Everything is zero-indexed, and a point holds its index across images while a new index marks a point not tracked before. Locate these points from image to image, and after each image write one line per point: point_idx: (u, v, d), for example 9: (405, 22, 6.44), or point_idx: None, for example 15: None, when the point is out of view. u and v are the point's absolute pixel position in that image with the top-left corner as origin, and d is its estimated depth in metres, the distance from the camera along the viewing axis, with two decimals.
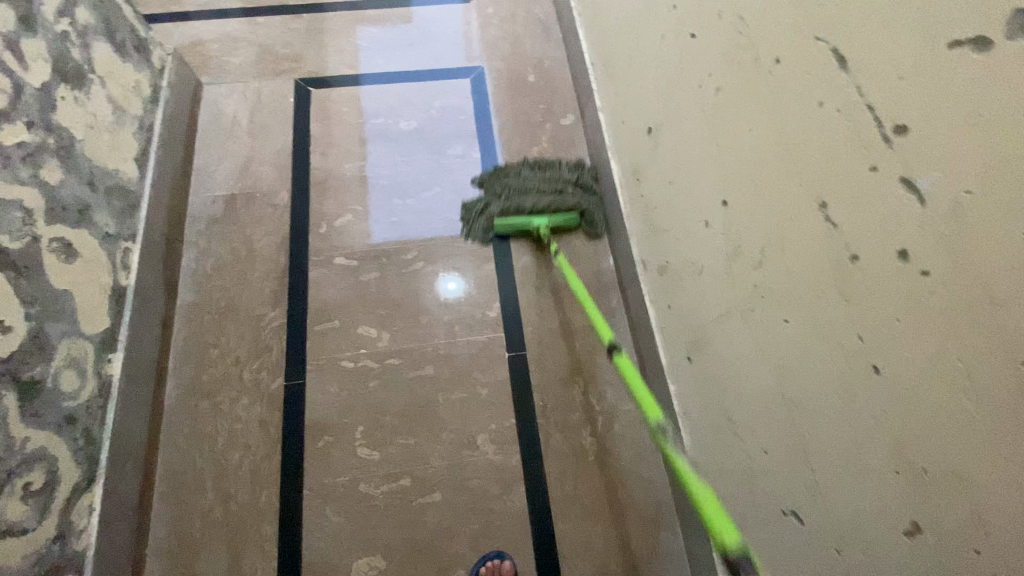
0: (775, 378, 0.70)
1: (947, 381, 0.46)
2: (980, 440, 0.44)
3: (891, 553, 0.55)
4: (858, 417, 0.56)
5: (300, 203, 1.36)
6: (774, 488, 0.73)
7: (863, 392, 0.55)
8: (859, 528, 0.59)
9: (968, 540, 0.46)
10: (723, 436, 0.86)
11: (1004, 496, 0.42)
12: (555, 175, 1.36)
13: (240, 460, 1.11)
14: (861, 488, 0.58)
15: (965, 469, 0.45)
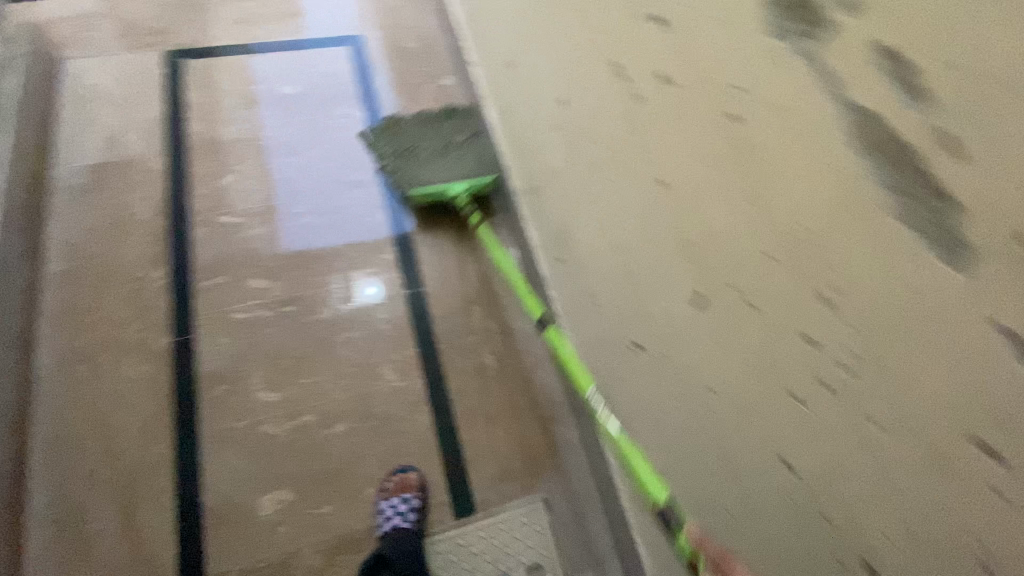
0: (612, 231, 0.82)
1: (694, 161, 0.59)
2: (720, 193, 0.56)
3: (691, 332, 0.66)
4: (656, 229, 0.69)
5: (179, 168, 1.34)
6: (624, 331, 0.84)
7: (660, 205, 0.67)
8: (673, 327, 0.70)
9: (726, 283, 0.57)
10: (593, 312, 0.98)
11: (735, 227, 0.54)
12: (455, 141, 1.40)
13: (128, 417, 1.08)
14: (668, 289, 0.69)
15: (716, 224, 0.57)
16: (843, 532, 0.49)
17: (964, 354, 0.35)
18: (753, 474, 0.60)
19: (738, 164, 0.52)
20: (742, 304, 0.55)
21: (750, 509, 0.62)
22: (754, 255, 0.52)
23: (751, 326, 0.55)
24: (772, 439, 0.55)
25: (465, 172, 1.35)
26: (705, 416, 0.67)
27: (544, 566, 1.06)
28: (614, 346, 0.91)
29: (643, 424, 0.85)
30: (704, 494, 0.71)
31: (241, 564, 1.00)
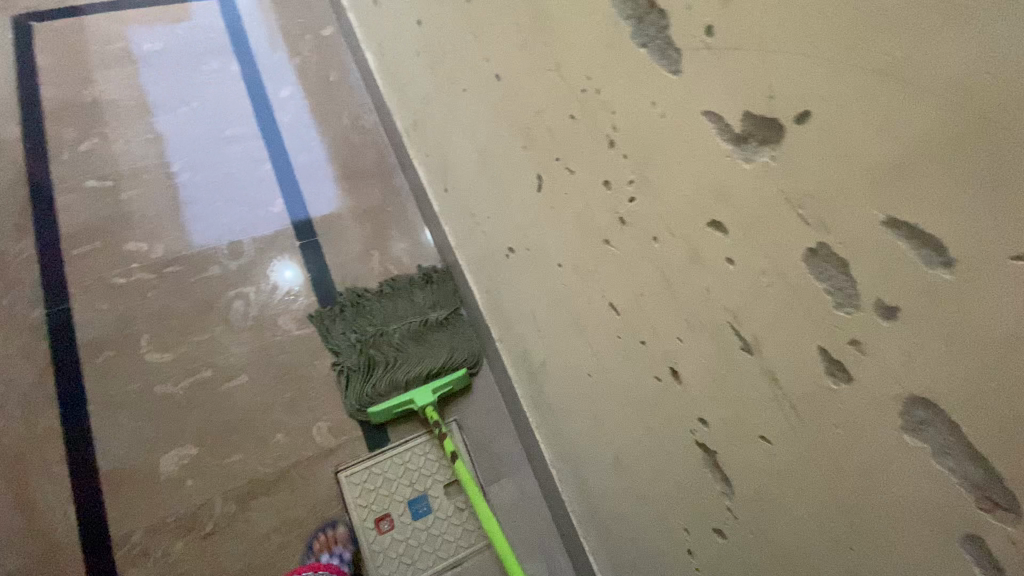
0: (474, 140, 0.86)
1: (512, 47, 0.64)
2: (532, 69, 0.61)
3: (540, 215, 0.71)
4: (501, 125, 0.74)
5: (33, 136, 1.25)
6: (500, 237, 0.89)
7: (498, 98, 0.72)
8: (529, 215, 0.75)
9: (551, 154, 0.63)
10: (475, 231, 1.03)
11: (546, 98, 0.59)
12: (428, 326, 1.22)
13: (3, 393, 1.02)
14: (518, 180, 0.74)
15: (535, 100, 0.62)
16: (655, 350, 0.55)
17: (690, 147, 0.42)
18: (597, 329, 0.66)
19: (539, 35, 0.57)
20: (563, 169, 0.61)
21: (601, 364, 0.68)
22: (562, 118, 0.58)
23: (573, 186, 0.60)
24: (603, 289, 0.61)
25: (429, 364, 1.17)
26: (561, 290, 0.72)
27: (460, 480, 1.12)
28: (496, 258, 0.96)
29: (528, 323, 0.91)
30: (573, 368, 0.78)
31: (147, 522, 0.98)
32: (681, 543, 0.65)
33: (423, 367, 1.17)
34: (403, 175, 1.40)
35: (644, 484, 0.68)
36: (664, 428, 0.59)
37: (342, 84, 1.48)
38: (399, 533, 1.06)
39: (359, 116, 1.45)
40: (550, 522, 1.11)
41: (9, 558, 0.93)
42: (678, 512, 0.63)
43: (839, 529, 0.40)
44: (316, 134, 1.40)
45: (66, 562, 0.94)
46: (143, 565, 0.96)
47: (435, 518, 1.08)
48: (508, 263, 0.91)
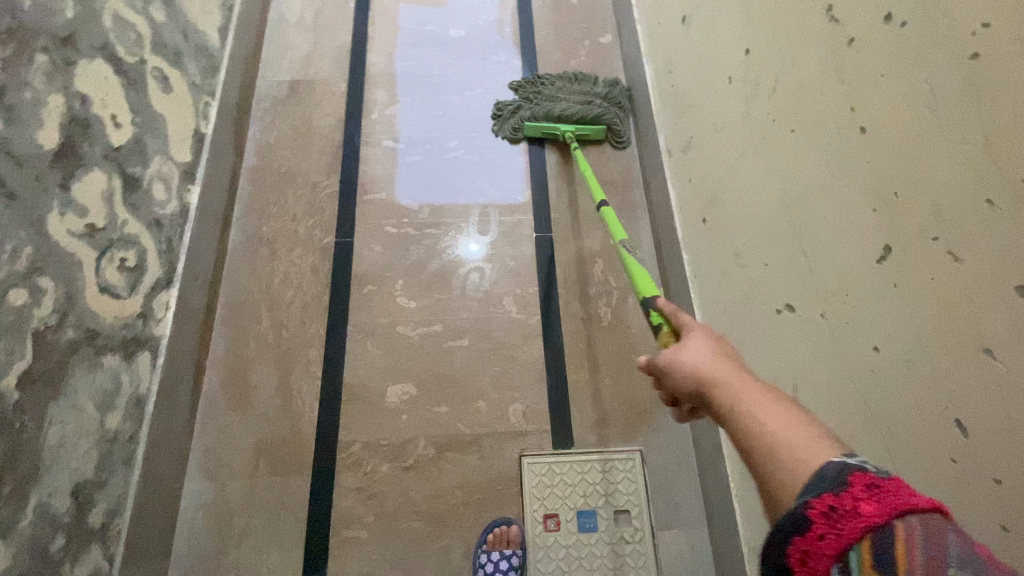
0: (781, 186, 0.81)
1: (908, 109, 0.58)
2: (935, 139, 0.54)
3: (865, 290, 0.64)
4: (838, 182, 0.68)
5: (355, 93, 1.50)
6: (772, 293, 0.84)
7: (850, 154, 0.66)
8: (841, 284, 0.68)
9: (925, 232, 0.56)
10: (731, 272, 0.98)
11: (950, 176, 0.53)
12: (595, 91, 1.46)
13: (292, 295, 1.25)
14: (843, 246, 0.68)
15: (927, 173, 0.55)
16: (1018, 494, 0.48)
17: None
18: (908, 432, 0.60)
19: (967, 109, 0.51)
20: (942, 254, 0.54)
21: (897, 473, 0.61)
22: (971, 204, 0.51)
23: (950, 280, 0.53)
24: (950, 400, 0.54)
25: (583, 115, 1.42)
26: (861, 375, 0.66)
27: (632, 512, 1.09)
28: (752, 309, 0.90)
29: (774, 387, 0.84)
30: None
31: (366, 439, 1.14)
32: None
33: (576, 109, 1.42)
34: (644, 192, 1.41)
35: None
36: None
37: None
38: (563, 538, 1.08)
39: None
40: None
41: (267, 429, 1.14)
42: None
43: None
44: None
45: (302, 449, 1.12)
46: (355, 473, 1.11)
47: (600, 538, 1.08)
48: (769, 320, 0.85)
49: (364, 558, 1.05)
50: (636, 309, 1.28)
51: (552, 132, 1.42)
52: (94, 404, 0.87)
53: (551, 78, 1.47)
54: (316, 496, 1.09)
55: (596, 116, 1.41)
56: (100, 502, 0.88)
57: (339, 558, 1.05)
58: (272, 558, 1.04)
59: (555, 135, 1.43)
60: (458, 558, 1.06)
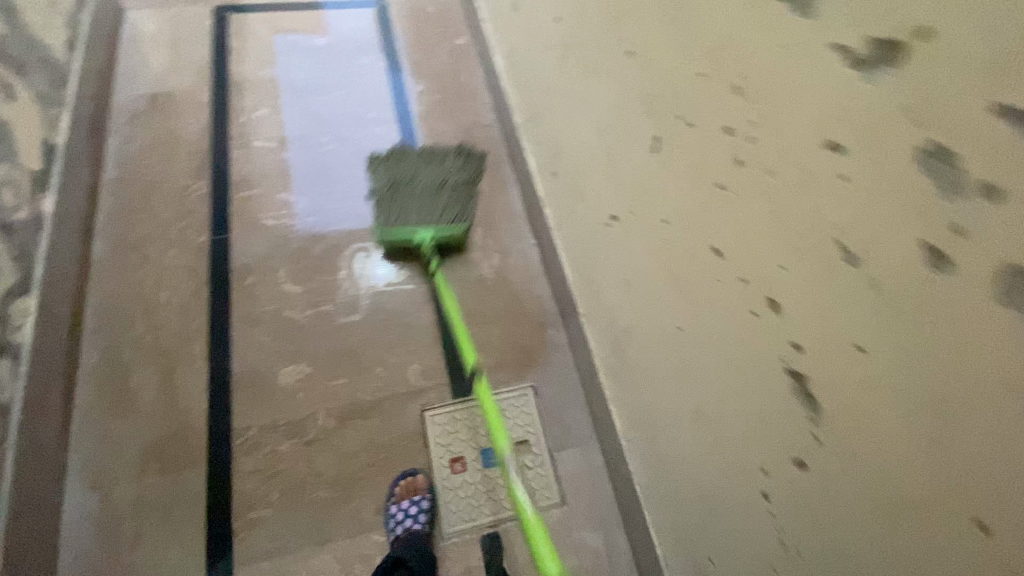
0: (594, 119, 0.97)
1: (650, 26, 0.74)
2: (666, 42, 0.71)
3: (652, 178, 0.79)
4: (623, 100, 0.84)
5: (220, 101, 1.52)
6: (603, 209, 0.98)
7: (626, 74, 0.82)
8: (638, 179, 0.83)
9: (673, 115, 0.71)
10: (577, 208, 1.13)
11: (678, 66, 0.69)
12: (449, 182, 1.33)
13: (169, 296, 1.23)
14: (635, 148, 0.83)
15: (667, 69, 0.71)
16: (753, 284, 0.61)
17: (820, 82, 0.48)
18: (693, 276, 0.72)
19: (678, 14, 0.68)
20: (684, 126, 0.69)
21: (694, 313, 0.74)
22: (691, 82, 0.67)
23: (693, 141, 0.68)
24: (708, 237, 0.68)
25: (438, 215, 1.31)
26: (662, 246, 0.79)
27: (531, 441, 1.19)
28: (594, 231, 1.05)
29: (618, 288, 0.98)
30: (661, 324, 0.84)
31: (262, 421, 1.13)
32: (755, 487, 0.68)
33: (429, 218, 1.31)
34: (511, 167, 1.55)
35: (726, 430, 0.72)
36: (756, 366, 0.63)
37: (469, 85, 1.67)
38: (470, 476, 1.14)
39: (480, 114, 1.63)
40: (612, 497, 1.14)
41: (153, 428, 1.10)
42: (756, 452, 0.66)
43: (927, 423, 0.44)
44: (442, 124, 1.60)
45: (193, 441, 1.10)
46: (254, 456, 1.10)
47: (504, 469, 1.16)
48: (605, 233, 0.99)
49: (272, 535, 1.04)
50: (515, 267, 1.40)
51: (408, 242, 1.30)
52: None
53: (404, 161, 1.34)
54: (214, 484, 1.07)
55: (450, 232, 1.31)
56: None
57: (245, 540, 1.03)
58: (171, 554, 1.01)
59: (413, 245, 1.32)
60: (369, 516, 1.08)
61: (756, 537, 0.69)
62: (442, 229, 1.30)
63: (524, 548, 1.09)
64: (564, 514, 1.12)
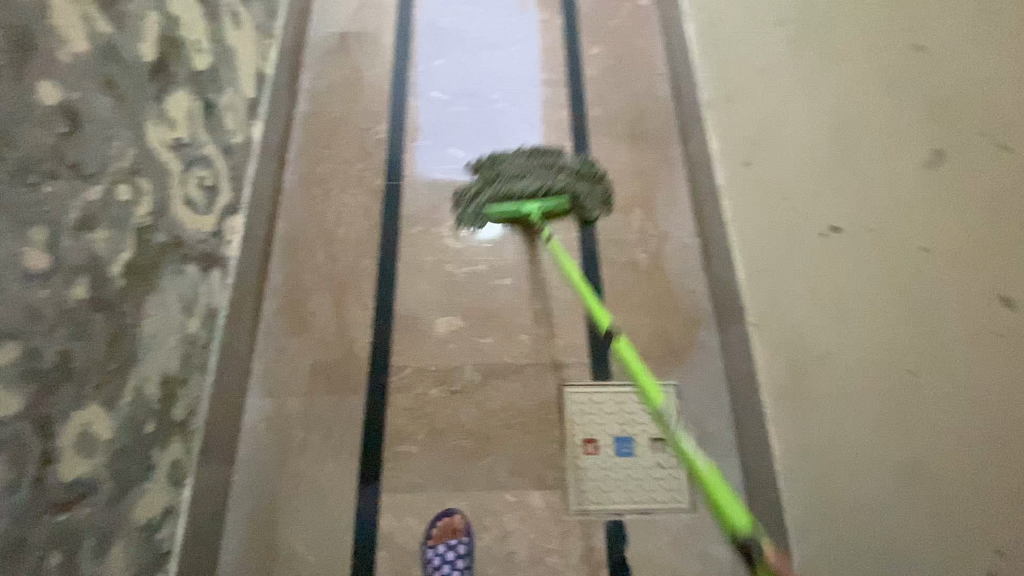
0: (830, 116, 0.88)
1: (966, 22, 0.64)
2: (992, 46, 0.61)
3: (916, 196, 0.71)
4: (889, 102, 0.76)
5: (402, 46, 1.55)
6: (817, 218, 0.90)
7: (907, 73, 0.72)
8: (894, 193, 0.75)
9: (978, 132, 0.62)
10: (772, 208, 1.04)
11: (1002, 77, 0.59)
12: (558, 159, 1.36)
13: (346, 232, 1.31)
14: (896, 161, 0.75)
15: (984, 78, 0.61)
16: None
17: None
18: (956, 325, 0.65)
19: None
20: (996, 147, 0.60)
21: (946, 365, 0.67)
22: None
23: (1008, 169, 0.59)
24: (1003, 281, 0.60)
25: (546, 190, 1.32)
26: (910, 278, 0.73)
27: (667, 440, 1.15)
28: (794, 238, 0.96)
29: (818, 307, 0.90)
30: (881, 356, 0.77)
31: (416, 364, 1.21)
32: (978, 567, 0.62)
33: (537, 182, 1.32)
34: (681, 147, 1.45)
35: (952, 498, 0.66)
36: None
37: (646, 52, 1.57)
38: (602, 460, 1.14)
39: (655, 84, 1.53)
40: (745, 515, 1.09)
41: (322, 353, 1.21)
42: (997, 533, 0.60)
43: None
44: (613, 92, 1.52)
45: (356, 371, 1.19)
46: (406, 395, 1.18)
47: (637, 462, 1.14)
48: (812, 245, 0.91)
49: (414, 472, 1.12)
50: (673, 256, 1.33)
51: (516, 216, 1.31)
52: (179, 306, 0.94)
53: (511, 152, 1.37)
54: (369, 414, 1.16)
55: (558, 189, 1.32)
56: (182, 399, 0.95)
57: (391, 470, 1.12)
58: (330, 468, 1.12)
59: (519, 217, 1.32)
60: (502, 476, 1.12)
61: None
62: (548, 201, 1.31)
63: (647, 543, 1.08)
64: (693, 520, 1.10)
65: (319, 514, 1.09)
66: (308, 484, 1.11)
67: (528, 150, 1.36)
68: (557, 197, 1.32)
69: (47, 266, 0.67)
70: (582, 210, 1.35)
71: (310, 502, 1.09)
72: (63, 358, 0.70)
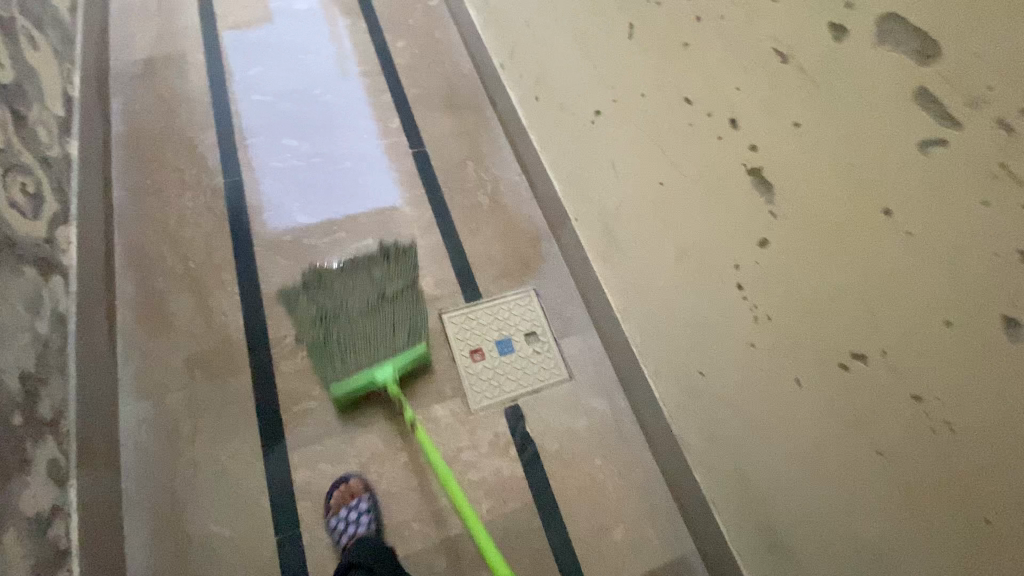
0: (569, 35, 1.16)
1: None
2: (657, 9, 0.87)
3: (632, 87, 0.98)
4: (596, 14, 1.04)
5: (213, 62, 1.61)
6: (583, 108, 1.16)
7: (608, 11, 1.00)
8: (618, 84, 1.02)
9: (674, 67, 0.86)
10: (558, 118, 1.30)
11: (678, 29, 0.83)
12: (388, 292, 1.28)
13: (193, 232, 1.33)
14: (616, 65, 1.02)
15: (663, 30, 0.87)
16: (734, 140, 0.78)
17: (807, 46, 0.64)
18: (688, 176, 0.89)
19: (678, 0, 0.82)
20: (683, 63, 0.84)
21: (683, 184, 0.91)
22: (692, 54, 0.82)
23: (676, 60, 0.86)
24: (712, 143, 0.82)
25: (394, 344, 1.21)
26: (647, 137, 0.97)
27: (538, 331, 1.35)
28: (577, 131, 1.22)
29: (602, 174, 1.16)
30: (642, 189, 1.03)
31: (297, 330, 1.25)
32: (730, 287, 0.87)
33: (382, 350, 1.19)
34: (492, 107, 1.70)
35: (704, 248, 0.91)
36: (736, 219, 0.81)
37: (445, 40, 1.81)
38: (489, 362, 1.29)
39: (458, 63, 1.77)
40: (611, 369, 1.31)
41: (196, 344, 1.20)
42: (730, 252, 0.85)
43: (858, 158, 0.62)
44: (424, 74, 1.73)
45: (234, 352, 1.21)
46: (294, 359, 1.22)
47: (518, 355, 1.31)
48: (587, 129, 1.17)
49: (319, 422, 1.17)
50: (507, 193, 1.55)
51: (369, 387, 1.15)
52: (22, 304, 0.92)
53: (330, 275, 1.30)
54: (259, 385, 1.18)
55: (406, 344, 1.21)
56: (46, 398, 0.92)
57: (295, 428, 1.15)
58: (229, 445, 1.12)
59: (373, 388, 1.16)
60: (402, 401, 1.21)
61: (736, 327, 0.88)
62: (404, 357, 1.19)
63: (542, 416, 1.24)
64: (573, 386, 1.28)
65: (228, 489, 1.08)
66: (209, 466, 1.09)
67: (342, 262, 1.32)
68: (410, 350, 1.21)
69: None
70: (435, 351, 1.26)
71: (214, 482, 1.08)
72: None
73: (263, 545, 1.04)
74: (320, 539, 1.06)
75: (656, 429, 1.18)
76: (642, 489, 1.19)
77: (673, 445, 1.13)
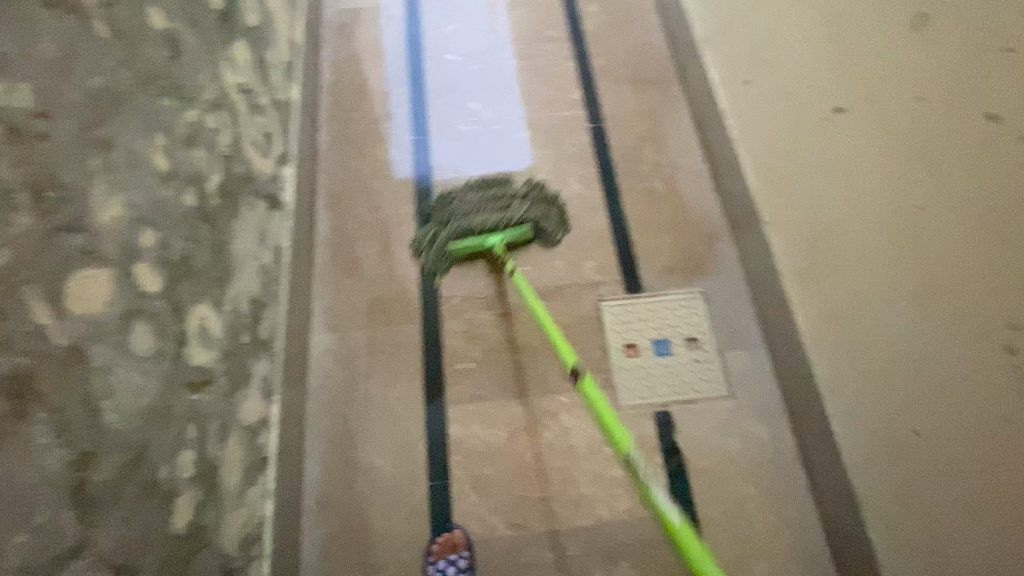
0: (819, 19, 1.03)
1: None
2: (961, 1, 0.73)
3: (897, 90, 0.85)
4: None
5: (412, 18, 1.66)
6: (817, 105, 1.05)
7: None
8: (878, 82, 0.89)
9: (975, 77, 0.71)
10: (775, 111, 1.18)
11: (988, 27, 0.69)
12: (514, 195, 1.35)
13: (382, 183, 1.41)
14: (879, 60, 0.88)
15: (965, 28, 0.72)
16: None
17: None
18: (965, 208, 0.75)
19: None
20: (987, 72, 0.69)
21: (954, 216, 0.77)
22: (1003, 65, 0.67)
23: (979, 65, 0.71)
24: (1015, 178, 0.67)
25: (507, 223, 1.31)
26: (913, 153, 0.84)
27: (701, 339, 1.26)
28: (800, 130, 1.10)
29: (826, 182, 1.04)
30: (887, 210, 0.90)
31: (463, 293, 1.30)
32: (992, 350, 0.73)
33: (495, 219, 1.31)
34: (681, 85, 1.57)
35: (969, 293, 0.76)
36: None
37: (639, 6, 1.69)
38: (643, 361, 1.25)
39: (650, 33, 1.65)
40: (779, 394, 1.20)
41: (375, 290, 1.29)
42: (1005, 308, 0.70)
43: None
44: (612, 43, 1.63)
45: (406, 304, 1.28)
46: (459, 320, 1.27)
47: (675, 360, 1.24)
48: (817, 129, 1.06)
49: (474, 385, 1.21)
50: (687, 181, 1.44)
51: (480, 248, 1.29)
52: (255, 235, 1.04)
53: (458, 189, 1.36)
54: (425, 339, 1.25)
55: (518, 219, 1.32)
56: (265, 321, 1.04)
57: (452, 386, 1.21)
58: (395, 390, 1.20)
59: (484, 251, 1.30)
60: (554, 382, 1.22)
61: (987, 396, 0.74)
62: (511, 233, 1.31)
63: (694, 427, 1.18)
64: (733, 404, 1.20)
65: (391, 430, 1.17)
66: (378, 406, 1.19)
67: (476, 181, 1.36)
68: (521, 231, 1.32)
69: (169, 169, 0.77)
70: (545, 237, 1.35)
71: (381, 421, 1.17)
72: (185, 256, 0.79)
73: (417, 488, 1.12)
74: (466, 495, 1.12)
75: (827, 472, 1.07)
76: (797, 529, 1.09)
77: (848, 494, 1.02)
